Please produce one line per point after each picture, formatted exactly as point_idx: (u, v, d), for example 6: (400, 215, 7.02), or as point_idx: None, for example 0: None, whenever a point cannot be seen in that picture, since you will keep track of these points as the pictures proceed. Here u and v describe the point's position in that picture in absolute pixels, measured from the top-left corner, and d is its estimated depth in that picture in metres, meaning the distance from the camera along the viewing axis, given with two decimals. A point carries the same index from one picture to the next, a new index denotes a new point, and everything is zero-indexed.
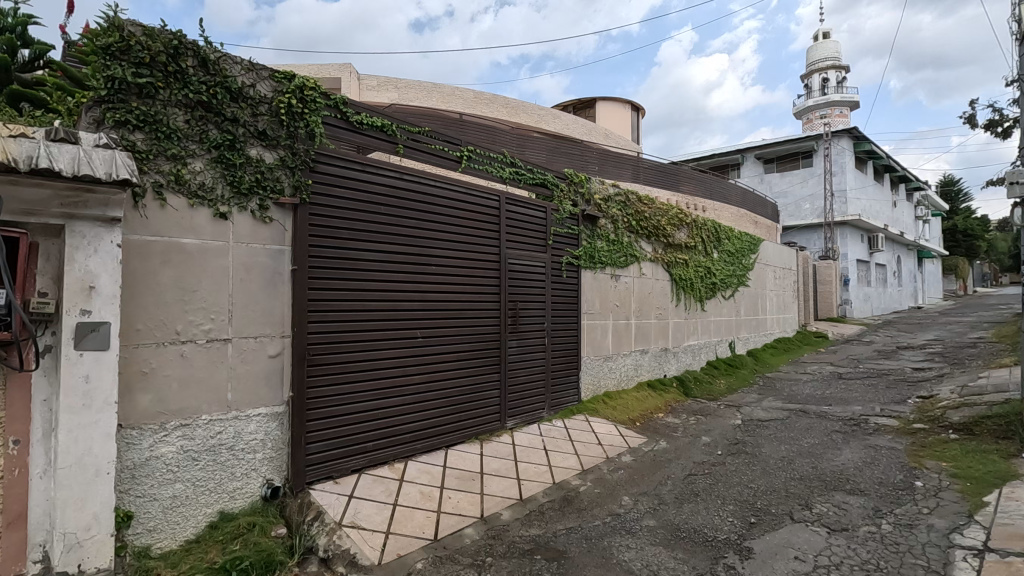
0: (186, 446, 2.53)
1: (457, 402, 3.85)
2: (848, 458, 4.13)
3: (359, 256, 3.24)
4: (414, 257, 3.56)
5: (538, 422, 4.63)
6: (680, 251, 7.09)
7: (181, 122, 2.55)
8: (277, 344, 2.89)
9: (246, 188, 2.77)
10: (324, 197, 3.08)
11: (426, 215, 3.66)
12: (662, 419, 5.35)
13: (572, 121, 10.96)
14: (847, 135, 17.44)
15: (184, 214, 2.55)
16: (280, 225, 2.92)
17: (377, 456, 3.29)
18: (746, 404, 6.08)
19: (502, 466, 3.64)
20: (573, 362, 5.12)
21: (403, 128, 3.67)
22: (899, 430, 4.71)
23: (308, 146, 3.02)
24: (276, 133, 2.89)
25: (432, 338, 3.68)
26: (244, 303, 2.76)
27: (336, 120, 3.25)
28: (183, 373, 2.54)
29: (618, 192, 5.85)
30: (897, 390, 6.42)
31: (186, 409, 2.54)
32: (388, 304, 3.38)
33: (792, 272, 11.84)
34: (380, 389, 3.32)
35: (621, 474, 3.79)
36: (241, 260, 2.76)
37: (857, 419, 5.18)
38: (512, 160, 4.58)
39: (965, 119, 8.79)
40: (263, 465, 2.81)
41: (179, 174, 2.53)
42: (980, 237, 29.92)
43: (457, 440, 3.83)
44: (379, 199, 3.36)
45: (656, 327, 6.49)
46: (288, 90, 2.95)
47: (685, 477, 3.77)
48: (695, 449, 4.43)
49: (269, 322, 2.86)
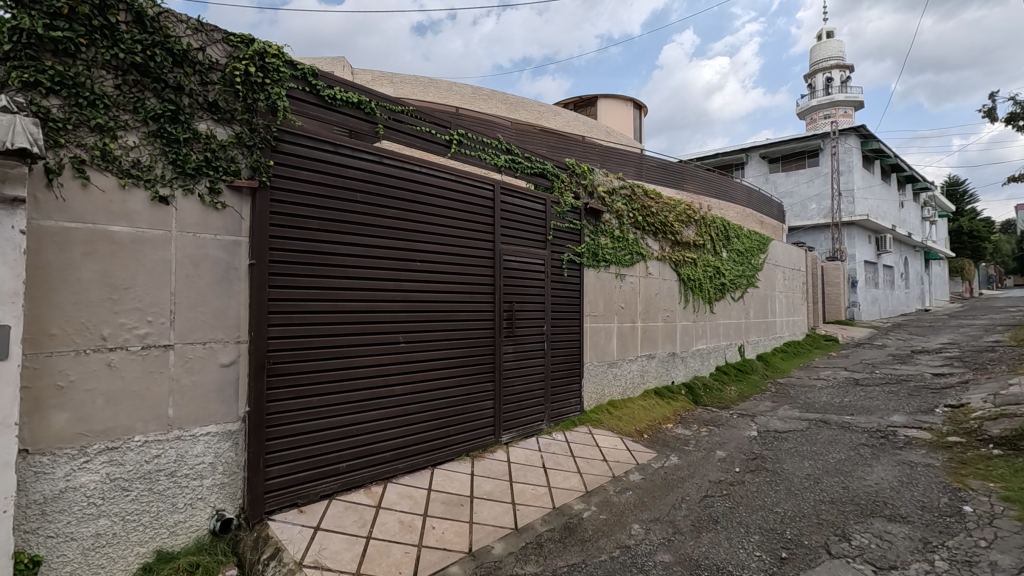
0: (114, 474, 2.12)
1: (446, 415, 3.43)
2: (881, 476, 3.71)
3: (331, 249, 2.82)
4: (396, 251, 3.15)
5: (536, 435, 4.22)
6: (688, 249, 6.67)
7: (109, 88, 2.14)
8: (231, 351, 2.48)
9: (193, 169, 2.36)
10: (287, 181, 2.67)
11: (411, 205, 3.25)
12: (671, 430, 4.94)
13: (573, 119, 10.61)
14: (854, 134, 17.05)
15: (114, 195, 2.15)
16: (235, 212, 2.52)
17: (350, 479, 2.87)
18: (761, 413, 5.65)
19: (496, 488, 3.22)
20: (574, 368, 4.70)
21: (384, 106, 3.25)
22: (932, 444, 4.29)
23: (270, 122, 2.61)
24: (230, 106, 2.48)
25: (417, 345, 3.26)
26: (190, 303, 2.36)
27: (305, 94, 2.83)
28: (111, 386, 2.13)
29: (623, 185, 5.43)
30: (922, 398, 5.99)
31: (115, 429, 2.12)
32: (366, 306, 2.97)
33: (801, 273, 11.40)
34: (355, 403, 2.91)
35: (630, 496, 3.38)
36: (186, 252, 2.35)
37: (884, 431, 4.76)
38: (508, 146, 4.17)
39: (985, 114, 8.35)
40: (213, 493, 2.40)
41: (106, 149, 2.12)
42: (987, 238, 29.44)
43: (445, 458, 3.42)
44: (355, 185, 2.94)
45: (664, 330, 6.07)
46: (246, 56, 2.53)
47: (701, 500, 3.35)
48: (709, 465, 4.01)
49: (221, 325, 2.45)
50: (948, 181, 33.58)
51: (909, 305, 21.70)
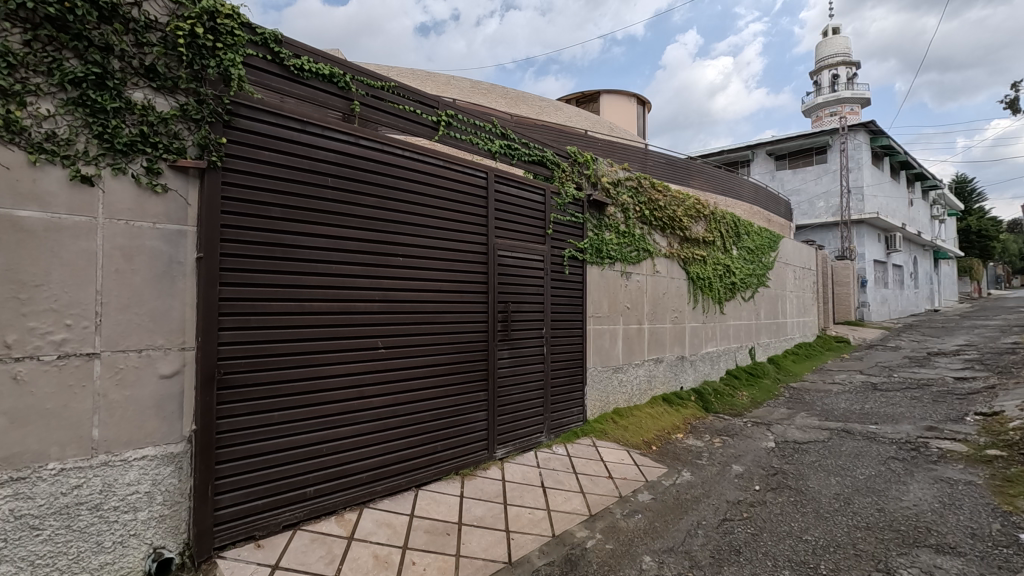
0: (21, 510, 1.75)
1: (432, 429, 3.06)
2: (919, 496, 3.33)
3: (296, 242, 2.46)
4: (375, 244, 2.79)
5: (534, 448, 3.85)
6: (698, 246, 6.29)
7: (16, 45, 1.77)
8: (173, 360, 2.12)
9: (125, 144, 2.00)
10: (243, 163, 2.30)
11: (392, 192, 2.88)
12: (682, 440, 4.57)
13: (575, 115, 10.24)
14: (864, 130, 16.64)
15: (22, 173, 1.78)
16: (179, 197, 2.16)
17: (318, 506, 2.50)
18: (777, 421, 5.27)
19: (488, 513, 2.84)
20: (576, 375, 4.32)
21: (361, 81, 2.88)
22: (970, 458, 3.91)
23: (221, 92, 2.24)
24: (172, 73, 2.12)
25: (398, 350, 2.89)
26: (121, 304, 1.99)
27: (266, 63, 2.46)
28: (17, 404, 1.75)
29: (629, 176, 5.07)
30: (949, 405, 5.60)
31: (22, 456, 1.75)
32: (337, 306, 2.60)
33: (812, 273, 11.01)
34: (325, 419, 2.54)
35: (639, 521, 3.00)
36: (116, 243, 1.98)
37: (914, 442, 4.37)
38: (503, 130, 3.80)
39: (1007, 104, 7.94)
40: (149, 528, 2.03)
41: (11, 118, 1.75)
42: (996, 237, 28.96)
43: (431, 478, 3.04)
44: (325, 168, 2.58)
45: (672, 332, 5.70)
46: (192, 14, 2.15)
47: (719, 525, 2.97)
48: (725, 482, 3.63)
49: (160, 329, 2.08)
50: (955, 181, 33.03)
51: (906, 305, 19.81)
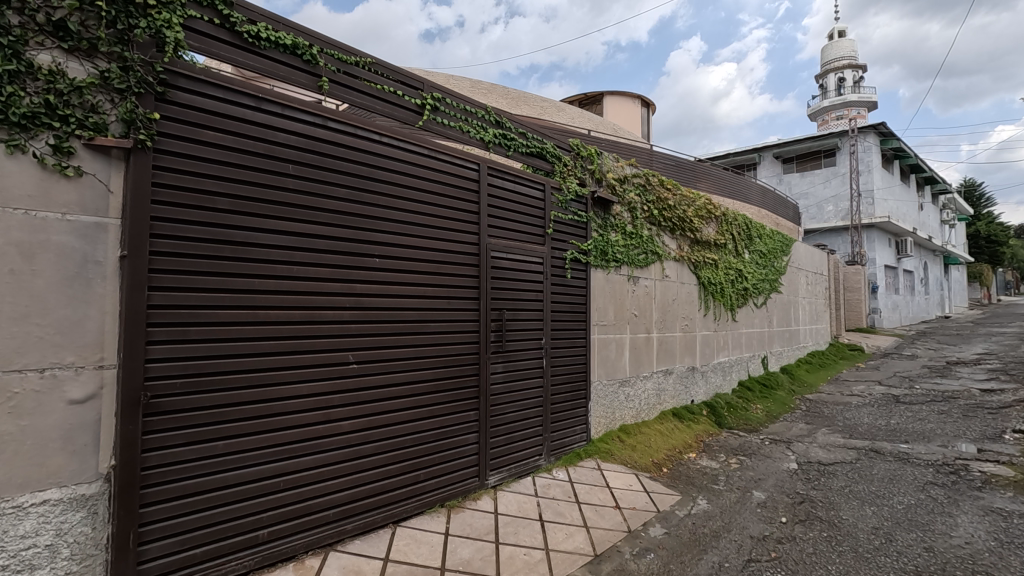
0: None
1: (413, 455, 2.67)
2: (970, 531, 2.92)
3: (249, 240, 2.08)
4: (347, 244, 2.41)
5: (532, 473, 3.45)
6: (708, 249, 5.90)
7: None
8: (86, 382, 1.74)
9: (24, 115, 1.62)
10: (181, 143, 1.93)
11: (367, 183, 2.51)
12: (695, 461, 4.17)
13: (579, 115, 9.89)
14: (875, 131, 16.20)
15: None
16: (97, 182, 1.79)
17: (273, 552, 2.12)
18: (797, 438, 4.86)
19: (477, 556, 2.44)
20: (579, 389, 3.93)
21: (331, 55, 2.51)
22: (1019, 484, 3.50)
23: (153, 59, 1.87)
24: (89, 32, 1.74)
25: (374, 366, 2.51)
26: (17, 313, 1.60)
27: (213, 28, 2.08)
28: None
29: (636, 173, 4.69)
30: (983, 421, 5.18)
31: None
32: (300, 316, 2.23)
33: (824, 278, 10.59)
34: (282, 448, 2.16)
35: (651, 562, 2.59)
36: (12, 237, 1.60)
37: (952, 465, 3.96)
38: (498, 119, 3.44)
39: None
40: None
41: None
42: (1005, 243, 28.44)
43: (411, 512, 2.65)
44: (285, 154, 2.20)
45: (682, 341, 5.30)
46: None
47: (744, 568, 2.56)
48: (747, 513, 3.22)
49: (70, 342, 1.70)
50: (963, 185, 32.55)
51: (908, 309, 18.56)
